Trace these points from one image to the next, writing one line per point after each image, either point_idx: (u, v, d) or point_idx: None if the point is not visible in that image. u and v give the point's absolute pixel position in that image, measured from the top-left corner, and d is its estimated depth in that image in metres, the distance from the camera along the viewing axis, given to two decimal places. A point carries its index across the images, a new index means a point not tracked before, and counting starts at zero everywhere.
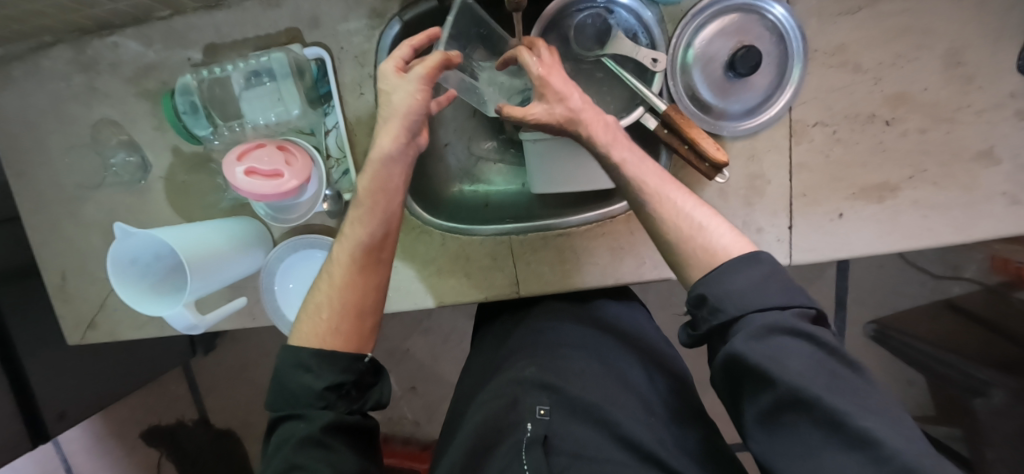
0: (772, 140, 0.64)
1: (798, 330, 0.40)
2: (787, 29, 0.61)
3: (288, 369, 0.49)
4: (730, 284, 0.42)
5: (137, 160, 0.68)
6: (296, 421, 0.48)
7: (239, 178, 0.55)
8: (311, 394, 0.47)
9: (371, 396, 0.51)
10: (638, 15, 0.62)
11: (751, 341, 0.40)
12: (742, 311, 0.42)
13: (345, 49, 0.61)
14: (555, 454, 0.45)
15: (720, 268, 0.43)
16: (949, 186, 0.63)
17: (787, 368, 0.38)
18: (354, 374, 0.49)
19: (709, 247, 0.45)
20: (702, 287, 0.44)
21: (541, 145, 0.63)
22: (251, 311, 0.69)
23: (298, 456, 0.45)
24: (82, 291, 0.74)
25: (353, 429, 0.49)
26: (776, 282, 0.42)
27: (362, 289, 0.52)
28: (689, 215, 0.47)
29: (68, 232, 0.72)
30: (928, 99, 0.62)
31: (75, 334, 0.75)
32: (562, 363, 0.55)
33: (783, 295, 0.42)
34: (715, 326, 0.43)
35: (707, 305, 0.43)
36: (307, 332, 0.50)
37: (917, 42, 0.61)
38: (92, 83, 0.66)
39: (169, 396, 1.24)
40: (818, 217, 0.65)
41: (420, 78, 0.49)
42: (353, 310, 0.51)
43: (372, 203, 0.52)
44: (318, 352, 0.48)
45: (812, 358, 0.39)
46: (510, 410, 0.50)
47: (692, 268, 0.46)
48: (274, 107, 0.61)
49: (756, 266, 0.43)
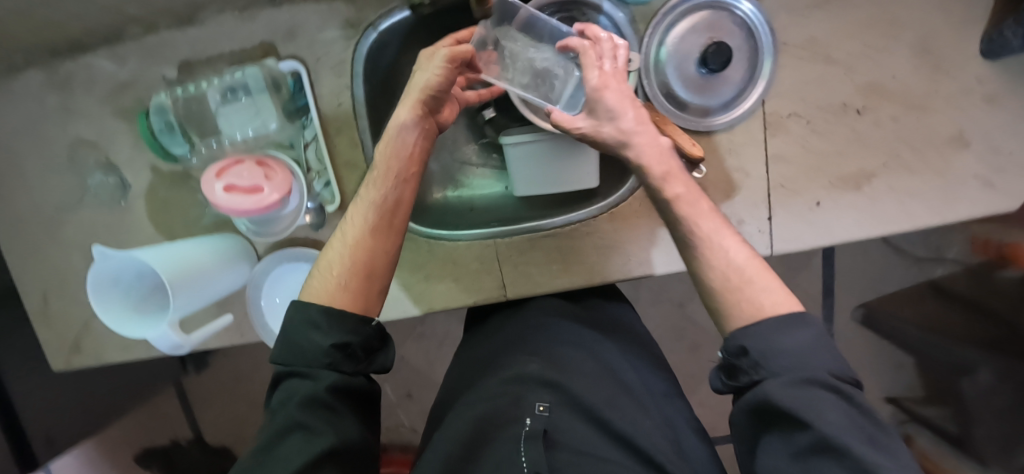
0: (750, 133, 0.65)
1: (837, 386, 0.39)
2: (756, 23, 0.62)
3: (295, 324, 0.46)
4: (777, 340, 0.40)
5: (116, 180, 0.67)
6: (299, 382, 0.45)
7: (218, 195, 0.55)
8: (320, 351, 0.44)
9: (378, 359, 0.49)
10: (609, 16, 0.63)
11: (788, 387, 0.39)
12: (786, 370, 0.40)
13: (322, 60, 0.61)
14: (556, 449, 0.45)
15: (767, 324, 0.41)
16: (922, 171, 0.64)
17: (824, 416, 0.37)
18: (361, 336, 0.46)
19: (754, 301, 0.43)
20: (744, 339, 0.41)
21: (522, 149, 0.63)
22: (240, 327, 0.68)
23: (303, 416, 0.43)
24: (66, 314, 0.73)
25: (356, 393, 0.47)
26: (823, 346, 0.41)
27: (375, 250, 0.48)
28: (730, 263, 0.44)
29: (48, 255, 0.71)
30: (898, 87, 0.63)
31: (60, 359, 0.74)
32: (564, 360, 0.56)
33: (831, 360, 0.40)
34: (755, 379, 0.41)
35: (749, 357, 0.41)
36: (317, 289, 0.47)
37: (885, 32, 0.62)
38: (66, 104, 0.65)
39: (162, 416, 1.23)
40: (798, 207, 0.66)
41: (444, 58, 0.50)
42: (364, 270, 0.48)
43: (388, 164, 0.51)
44: (325, 309, 0.45)
45: (847, 412, 0.38)
46: (512, 406, 0.50)
47: (732, 318, 0.43)
48: (252, 121, 0.62)
49: (804, 328, 0.41)
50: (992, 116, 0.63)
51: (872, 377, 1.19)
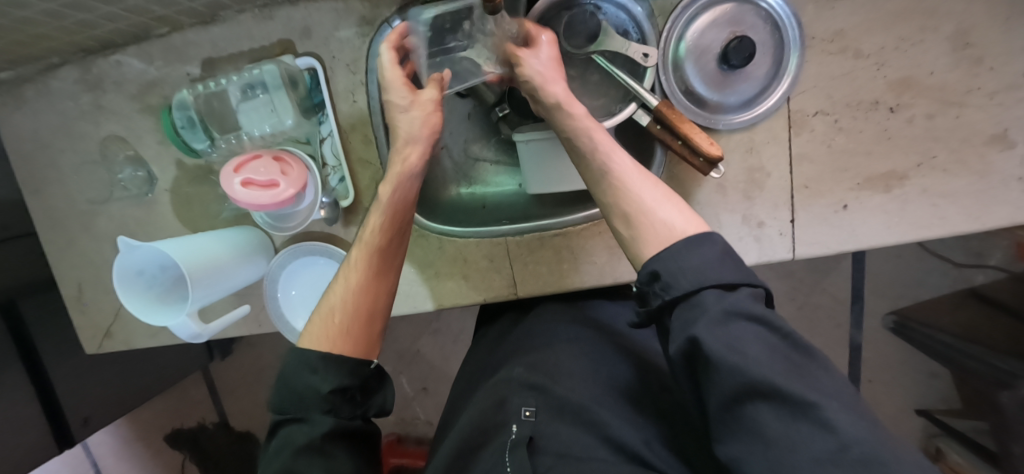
0: (771, 132, 0.63)
1: (755, 314, 0.37)
2: (781, 16, 0.59)
3: (294, 369, 0.47)
4: (684, 260, 0.40)
5: (144, 174, 0.70)
6: (296, 426, 0.47)
7: (236, 190, 0.56)
8: (317, 397, 0.46)
9: (375, 402, 0.50)
10: (627, 10, 0.61)
11: (709, 326, 0.37)
12: (694, 288, 0.39)
13: (337, 57, 0.62)
14: (540, 454, 0.46)
15: (674, 244, 0.41)
16: (959, 172, 0.61)
17: (745, 352, 0.35)
18: (360, 379, 0.48)
19: (662, 224, 0.43)
20: (653, 263, 0.41)
21: (534, 146, 0.63)
22: (257, 317, 0.70)
23: (297, 463, 0.44)
24: (98, 302, 0.76)
25: (355, 435, 0.48)
26: (726, 262, 0.40)
27: (375, 293, 0.51)
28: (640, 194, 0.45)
29: (82, 245, 0.75)
30: (936, 83, 0.60)
31: (93, 344, 0.78)
32: (551, 361, 0.55)
33: (736, 275, 0.40)
34: (667, 303, 0.41)
35: (659, 281, 0.41)
36: (318, 335, 0.49)
37: (922, 24, 0.58)
38: (98, 101, 0.68)
39: (190, 401, 1.28)
40: (820, 209, 0.63)
41: (432, 99, 0.56)
42: (364, 316, 0.50)
43: (393, 213, 0.54)
44: (325, 355, 0.47)
45: (769, 343, 0.36)
46: (498, 411, 0.51)
47: (645, 245, 0.43)
48: (268, 118, 0.63)
49: (707, 245, 0.41)
50: None
51: (901, 387, 1.14)
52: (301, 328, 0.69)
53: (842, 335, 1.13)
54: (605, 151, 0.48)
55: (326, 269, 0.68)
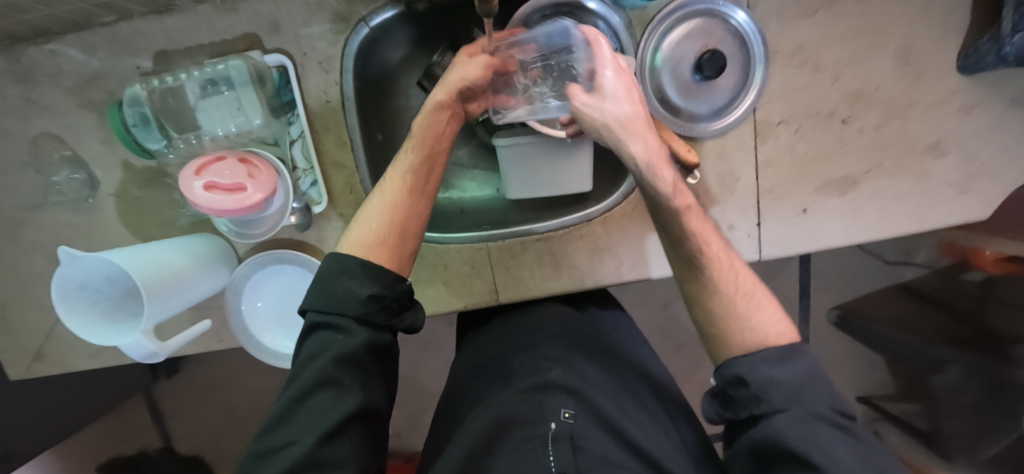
0: (741, 139, 0.66)
1: (841, 423, 0.38)
2: (749, 32, 0.62)
3: (332, 273, 0.45)
4: (777, 375, 0.40)
5: (83, 176, 0.63)
6: (330, 332, 0.44)
7: (198, 194, 0.52)
8: (354, 301, 0.43)
9: (406, 317, 0.48)
10: (605, 21, 0.62)
11: (790, 423, 0.38)
12: (787, 404, 0.40)
13: (308, 55, 0.59)
14: (581, 452, 0.42)
15: (761, 354, 0.42)
16: (902, 178, 0.67)
17: (830, 456, 0.36)
18: (395, 293, 0.46)
19: (751, 334, 0.43)
20: (739, 369, 0.42)
21: (516, 151, 0.62)
22: (218, 332, 0.65)
23: (334, 370, 0.42)
24: (25, 319, 0.68)
25: (383, 349, 0.45)
26: (818, 375, 0.41)
27: (410, 212, 0.49)
28: (732, 298, 0.45)
29: (4, 256, 0.66)
30: (882, 96, 0.65)
31: (20, 367, 0.69)
32: (584, 369, 0.53)
33: (829, 393, 0.40)
34: (754, 413, 0.41)
35: (747, 388, 0.41)
36: (355, 242, 0.48)
37: (870, 42, 0.63)
38: (27, 95, 0.61)
39: (130, 425, 1.17)
40: (785, 212, 0.67)
41: (484, 61, 0.53)
42: (399, 231, 0.48)
43: (426, 136, 0.51)
44: (363, 261, 0.45)
45: (855, 451, 0.37)
46: (535, 409, 0.48)
47: (728, 347, 0.44)
48: (234, 117, 0.58)
49: (798, 358, 0.41)
50: (967, 126, 0.66)
51: (846, 375, 1.23)
52: (267, 341, 0.65)
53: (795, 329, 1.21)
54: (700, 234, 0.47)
55: (295, 278, 0.64)
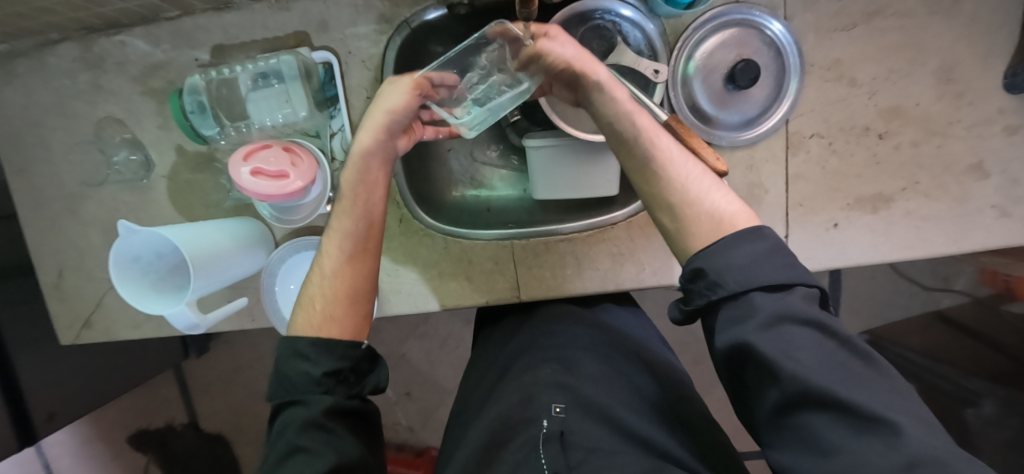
0: (770, 150, 0.65)
1: (809, 318, 0.39)
2: (785, 44, 0.62)
3: (284, 356, 0.50)
4: (732, 256, 0.42)
5: (140, 158, 0.68)
6: (295, 407, 0.49)
7: (244, 178, 0.55)
8: (310, 380, 0.48)
9: (370, 380, 0.53)
10: (639, 27, 0.63)
11: (756, 329, 0.39)
12: (744, 288, 0.41)
13: (352, 53, 0.62)
14: (571, 448, 0.47)
15: (723, 240, 0.43)
16: (940, 197, 0.65)
17: (797, 359, 0.37)
18: (351, 360, 0.50)
19: (714, 213, 0.46)
20: (700, 262, 0.44)
21: (546, 152, 0.64)
22: (251, 312, 0.69)
23: (302, 439, 0.46)
24: (78, 289, 0.73)
25: (354, 414, 0.50)
26: (776, 257, 0.42)
27: (363, 274, 0.55)
28: (687, 185, 0.47)
29: (64, 228, 0.72)
30: (921, 114, 0.64)
31: (70, 333, 0.74)
32: (579, 365, 0.57)
33: (788, 270, 0.41)
34: (712, 301, 0.43)
35: (705, 279, 0.43)
36: (303, 323, 0.52)
37: (910, 58, 0.63)
38: (97, 81, 0.66)
39: (161, 399, 1.23)
40: (814, 226, 0.66)
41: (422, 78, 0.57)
42: (346, 300, 0.53)
43: (357, 199, 0.55)
44: (313, 341, 0.50)
45: (823, 346, 0.38)
46: (527, 407, 0.52)
47: (698, 233, 0.46)
48: (282, 108, 0.62)
49: (756, 240, 0.43)
50: (1011, 147, 0.64)
51: None
52: None
53: None
54: (652, 136, 0.50)
55: None
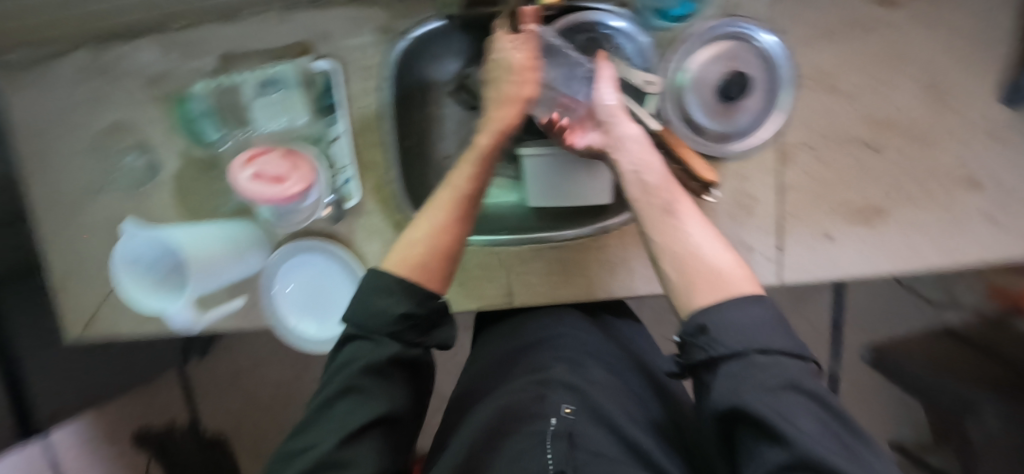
0: (762, 161, 0.66)
1: (810, 390, 0.39)
2: (777, 56, 0.63)
3: (369, 291, 0.50)
4: (734, 318, 0.42)
5: (146, 161, 0.70)
6: (364, 343, 0.49)
7: (244, 182, 0.58)
8: (386, 318, 0.48)
9: (437, 335, 0.51)
10: (632, 39, 0.63)
11: (757, 393, 0.38)
12: (743, 347, 0.41)
13: (351, 62, 0.64)
14: (578, 449, 0.46)
15: (732, 300, 0.44)
16: (933, 209, 0.65)
17: (797, 428, 0.36)
18: (426, 310, 0.50)
19: (716, 273, 0.47)
20: (703, 318, 0.43)
21: (539, 162, 0.65)
22: (245, 313, 0.69)
23: (362, 378, 0.46)
24: (84, 288, 0.75)
25: (411, 363, 0.50)
26: (777, 322, 0.43)
27: (454, 240, 0.54)
28: (696, 243, 0.49)
29: (72, 230, 0.74)
30: (911, 125, 0.64)
31: (74, 330, 0.76)
32: (587, 369, 0.58)
33: (784, 338, 0.42)
34: (711, 357, 0.42)
35: (706, 335, 0.43)
36: (397, 261, 0.52)
37: (898, 70, 0.63)
38: (107, 88, 0.68)
39: (162, 399, 1.25)
40: (806, 238, 0.67)
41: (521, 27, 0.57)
42: (437, 255, 0.53)
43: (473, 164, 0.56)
44: (401, 280, 0.50)
45: (822, 420, 0.37)
46: (536, 403, 0.52)
47: (700, 289, 0.46)
48: (283, 115, 0.65)
49: (759, 306, 0.43)
50: (1003, 159, 0.64)
51: (878, 418, 1.16)
52: (292, 324, 0.69)
53: (821, 365, 1.16)
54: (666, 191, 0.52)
55: (323, 267, 0.69)
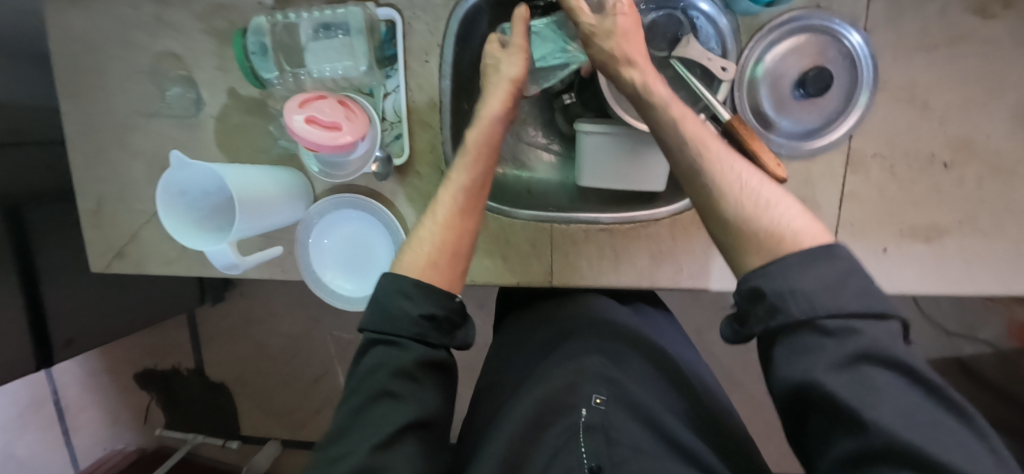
0: (829, 166, 0.63)
1: (888, 357, 0.35)
2: (861, 56, 0.60)
3: (388, 293, 0.47)
4: (796, 280, 0.38)
5: (192, 96, 0.68)
6: (387, 348, 0.47)
7: (297, 124, 0.54)
8: (407, 320, 0.46)
9: (460, 335, 0.49)
10: (712, 22, 0.61)
11: (827, 370, 0.35)
12: (809, 316, 0.37)
13: (418, 16, 0.61)
14: (613, 444, 0.48)
15: (794, 256, 0.39)
16: (998, 237, 0.63)
17: (875, 406, 0.34)
18: (447, 309, 0.47)
19: (776, 229, 0.41)
20: (757, 281, 0.39)
21: (596, 139, 0.63)
22: (282, 262, 0.69)
23: (390, 383, 0.45)
24: (115, 219, 0.73)
25: (439, 366, 0.48)
26: (852, 280, 0.38)
27: (463, 231, 0.50)
28: (747, 193, 0.42)
29: (109, 158, 0.72)
30: (991, 148, 0.61)
31: (101, 262, 0.74)
32: (623, 359, 0.57)
33: (860, 300, 0.37)
34: (770, 329, 0.39)
35: (764, 302, 0.39)
36: (409, 261, 0.48)
37: (988, 88, 0.60)
38: (161, 15, 0.66)
39: (171, 341, 1.25)
40: (862, 250, 0.65)
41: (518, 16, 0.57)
42: (452, 251, 0.49)
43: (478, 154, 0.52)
44: (417, 282, 0.46)
45: (902, 391, 0.35)
46: (569, 394, 0.53)
47: (750, 252, 0.41)
48: (342, 60, 0.61)
49: (827, 261, 0.38)
50: None
51: None
52: (326, 278, 0.67)
53: None
54: (699, 139, 0.45)
55: (358, 224, 0.67)
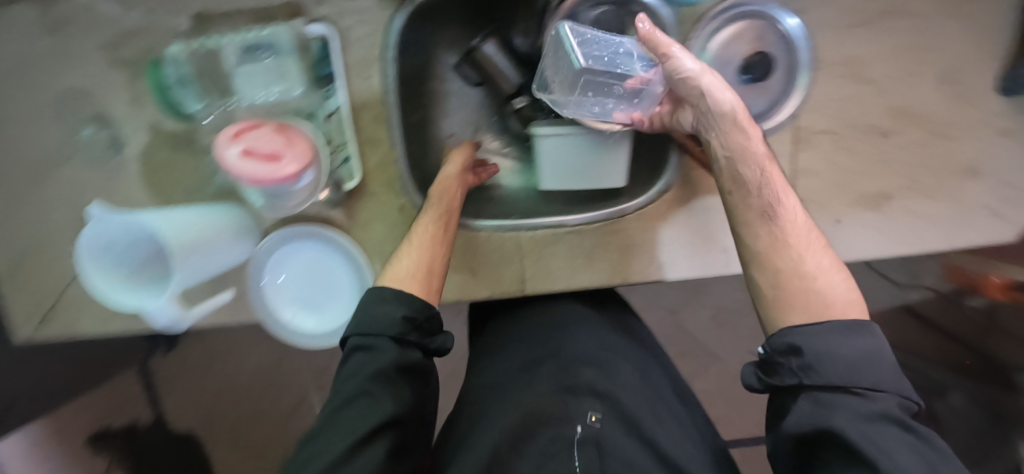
0: (779, 144, 0.65)
1: (906, 423, 0.38)
2: (798, 38, 0.61)
3: (371, 302, 0.49)
4: (833, 344, 0.41)
5: (108, 135, 0.61)
6: (364, 353, 0.47)
7: (233, 162, 0.50)
8: (388, 323, 0.47)
9: (435, 339, 0.50)
10: (655, 15, 0.60)
11: (849, 419, 0.38)
12: (839, 381, 0.40)
13: (354, 28, 0.58)
14: (607, 456, 0.49)
15: (832, 326, 0.42)
16: (936, 196, 0.66)
17: (893, 456, 0.36)
18: (424, 313, 0.49)
19: (817, 296, 0.43)
20: (794, 338, 0.42)
21: (555, 142, 0.61)
22: (236, 307, 0.61)
23: (370, 385, 0.45)
24: (36, 278, 0.65)
25: (415, 368, 0.48)
26: (885, 363, 0.41)
27: (438, 253, 0.53)
28: (801, 256, 0.45)
29: (20, 213, 0.64)
30: (922, 114, 0.65)
31: (27, 328, 0.66)
32: (618, 372, 0.58)
33: (892, 380, 0.40)
34: (801, 383, 0.41)
35: (799, 358, 0.41)
36: (394, 276, 0.51)
37: (912, 57, 0.63)
38: (58, 49, 0.59)
39: (123, 397, 1.15)
40: (819, 223, 0.67)
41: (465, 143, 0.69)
42: (429, 265, 0.52)
43: (447, 196, 0.58)
44: (398, 290, 0.49)
45: (918, 453, 0.37)
46: (564, 410, 0.54)
47: (793, 305, 0.44)
48: (275, 84, 0.58)
49: (862, 336, 0.41)
50: (1002, 149, 0.66)
51: None
52: (286, 317, 0.62)
53: None
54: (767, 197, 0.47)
55: (315, 255, 0.63)
